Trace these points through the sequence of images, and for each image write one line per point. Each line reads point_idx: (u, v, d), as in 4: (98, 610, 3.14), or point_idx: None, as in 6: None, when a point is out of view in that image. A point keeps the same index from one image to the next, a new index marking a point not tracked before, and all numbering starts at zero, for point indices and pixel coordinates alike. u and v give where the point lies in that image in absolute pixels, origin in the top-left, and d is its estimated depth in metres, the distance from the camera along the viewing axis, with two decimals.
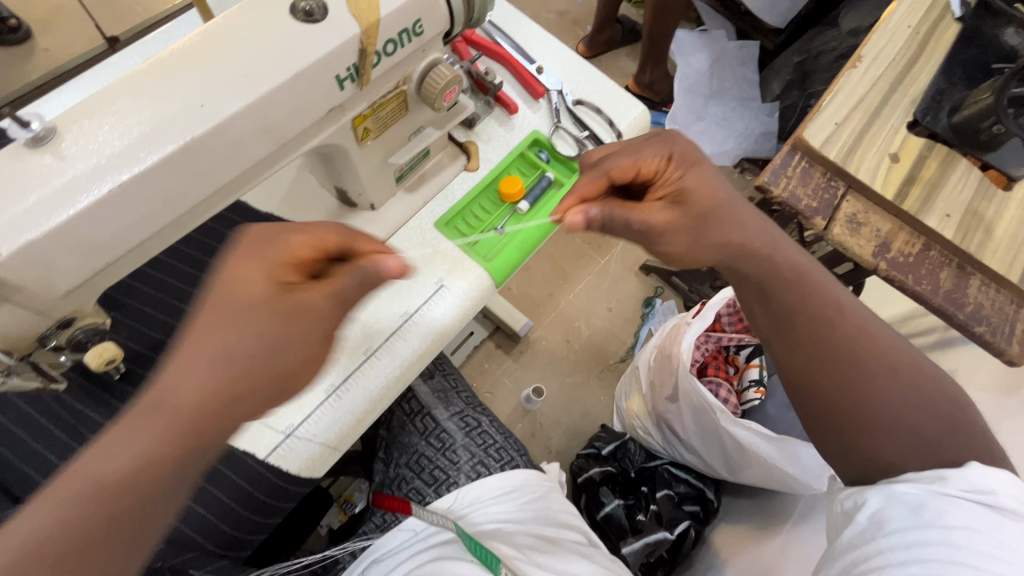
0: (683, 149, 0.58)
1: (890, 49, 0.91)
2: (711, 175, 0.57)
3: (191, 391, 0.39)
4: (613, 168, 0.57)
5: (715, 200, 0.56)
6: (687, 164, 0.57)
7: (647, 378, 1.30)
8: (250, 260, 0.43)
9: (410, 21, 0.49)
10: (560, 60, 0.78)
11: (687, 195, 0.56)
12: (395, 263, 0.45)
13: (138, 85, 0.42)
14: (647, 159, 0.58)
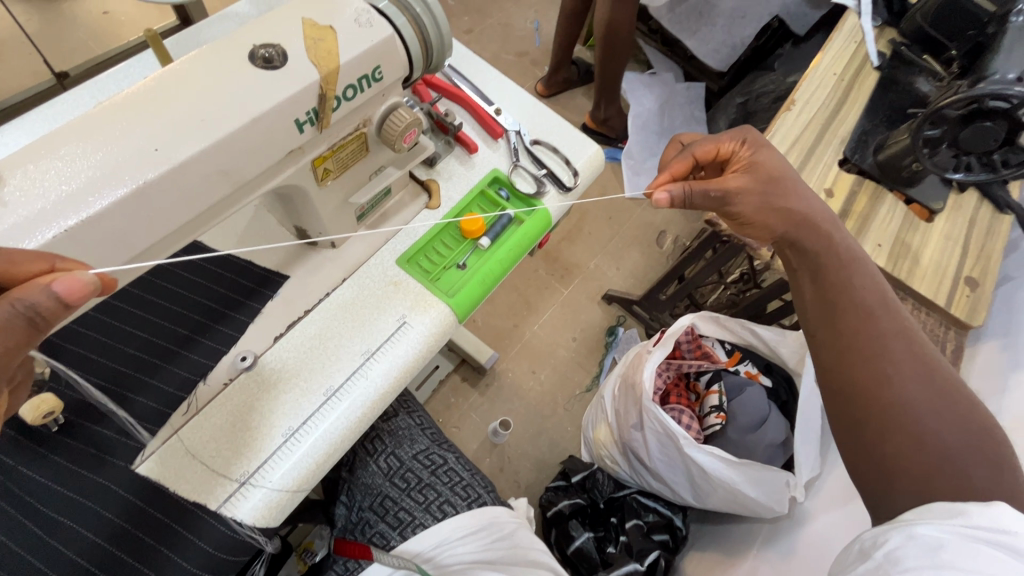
0: (757, 138, 0.68)
1: (819, 94, 1.00)
2: (777, 159, 0.66)
3: None
4: (698, 151, 0.67)
5: (780, 178, 0.63)
6: (757, 148, 0.66)
7: (612, 407, 1.31)
8: None
9: (370, 67, 0.50)
10: (518, 102, 0.82)
11: (758, 168, 0.64)
12: (64, 282, 0.35)
13: (89, 129, 0.41)
14: (724, 142, 0.67)
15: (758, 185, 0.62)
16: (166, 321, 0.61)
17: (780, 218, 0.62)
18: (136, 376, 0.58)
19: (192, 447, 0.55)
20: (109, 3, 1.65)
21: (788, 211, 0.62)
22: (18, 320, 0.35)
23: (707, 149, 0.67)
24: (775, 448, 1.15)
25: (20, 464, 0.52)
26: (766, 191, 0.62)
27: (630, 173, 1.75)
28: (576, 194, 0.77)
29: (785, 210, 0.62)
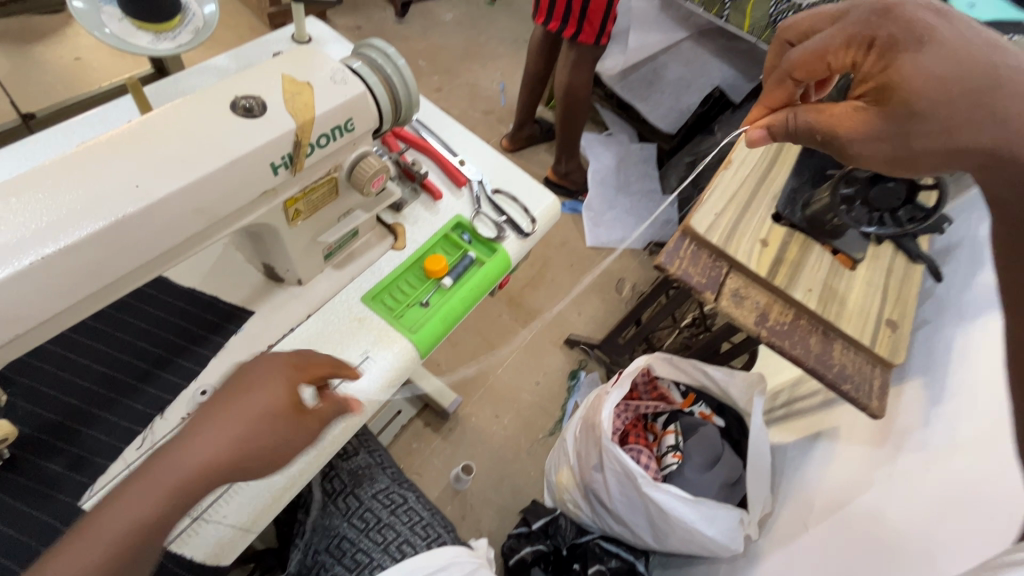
0: (904, 31, 0.56)
1: (752, 155, 1.11)
2: (937, 55, 0.54)
3: (211, 452, 0.44)
4: (802, 67, 0.62)
5: (925, 94, 0.54)
6: (903, 47, 0.56)
7: (574, 450, 1.33)
8: (278, 372, 0.49)
9: (342, 119, 0.55)
10: (481, 155, 0.88)
11: (892, 87, 0.56)
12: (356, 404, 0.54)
13: (74, 164, 0.43)
14: (849, 51, 0.59)
15: (883, 118, 0.57)
16: (126, 354, 0.61)
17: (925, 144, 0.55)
18: (90, 410, 0.57)
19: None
20: (82, 50, 1.70)
21: (941, 140, 0.54)
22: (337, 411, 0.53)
23: (817, 65, 0.61)
24: (729, 487, 1.20)
25: None
26: (888, 127, 0.57)
27: (591, 226, 1.92)
28: (534, 240, 0.83)
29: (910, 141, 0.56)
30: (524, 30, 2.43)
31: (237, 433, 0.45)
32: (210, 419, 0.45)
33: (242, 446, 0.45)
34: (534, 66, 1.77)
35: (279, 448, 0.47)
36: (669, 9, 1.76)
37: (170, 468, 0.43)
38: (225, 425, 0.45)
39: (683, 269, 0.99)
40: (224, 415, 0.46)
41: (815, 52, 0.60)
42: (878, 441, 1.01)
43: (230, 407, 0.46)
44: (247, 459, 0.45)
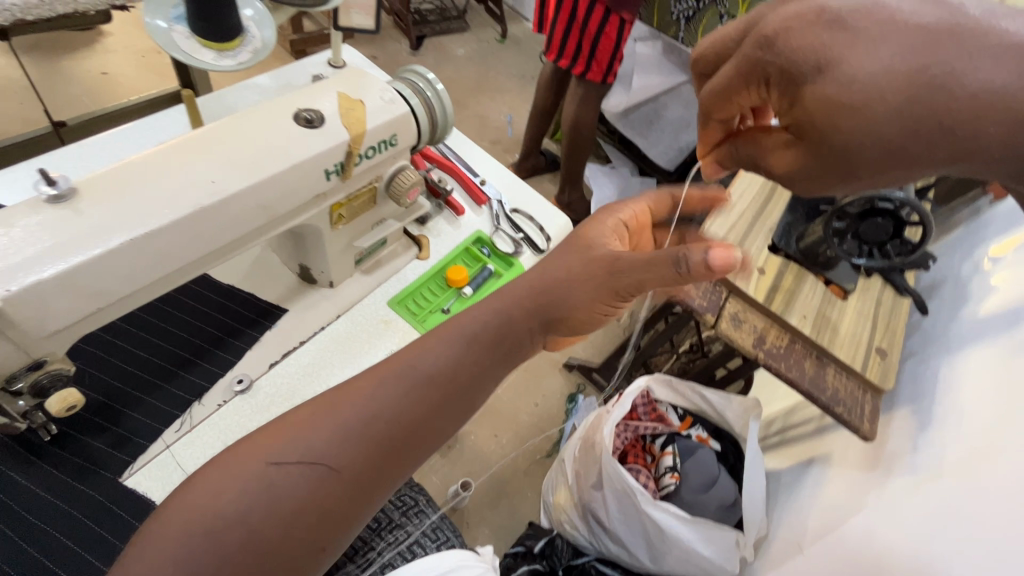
0: (798, 60, 0.46)
1: (749, 189, 1.18)
2: (843, 80, 0.44)
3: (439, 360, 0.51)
4: (713, 109, 0.56)
5: (839, 129, 0.45)
6: (803, 77, 0.46)
7: (573, 469, 1.35)
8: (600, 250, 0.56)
9: (388, 134, 0.61)
10: (501, 177, 0.94)
11: (803, 120, 0.48)
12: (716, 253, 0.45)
13: (160, 157, 0.48)
14: (750, 90, 0.52)
15: (810, 154, 0.49)
16: (164, 342, 0.65)
17: (878, 169, 0.47)
18: (133, 393, 0.61)
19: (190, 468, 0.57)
20: (108, 65, 1.77)
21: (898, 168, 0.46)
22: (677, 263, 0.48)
23: (727, 108, 0.55)
24: (726, 509, 1.22)
25: (9, 471, 0.54)
26: (820, 167, 0.49)
27: None
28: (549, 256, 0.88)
29: (853, 176, 0.48)
30: (532, 67, 2.55)
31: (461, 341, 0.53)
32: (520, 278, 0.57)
33: (551, 284, 0.55)
34: (542, 100, 1.87)
35: (583, 289, 0.54)
36: (671, 54, 1.91)
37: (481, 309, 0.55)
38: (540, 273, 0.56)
39: (686, 292, 1.04)
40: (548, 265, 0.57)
41: (719, 96, 0.54)
42: (869, 465, 1.05)
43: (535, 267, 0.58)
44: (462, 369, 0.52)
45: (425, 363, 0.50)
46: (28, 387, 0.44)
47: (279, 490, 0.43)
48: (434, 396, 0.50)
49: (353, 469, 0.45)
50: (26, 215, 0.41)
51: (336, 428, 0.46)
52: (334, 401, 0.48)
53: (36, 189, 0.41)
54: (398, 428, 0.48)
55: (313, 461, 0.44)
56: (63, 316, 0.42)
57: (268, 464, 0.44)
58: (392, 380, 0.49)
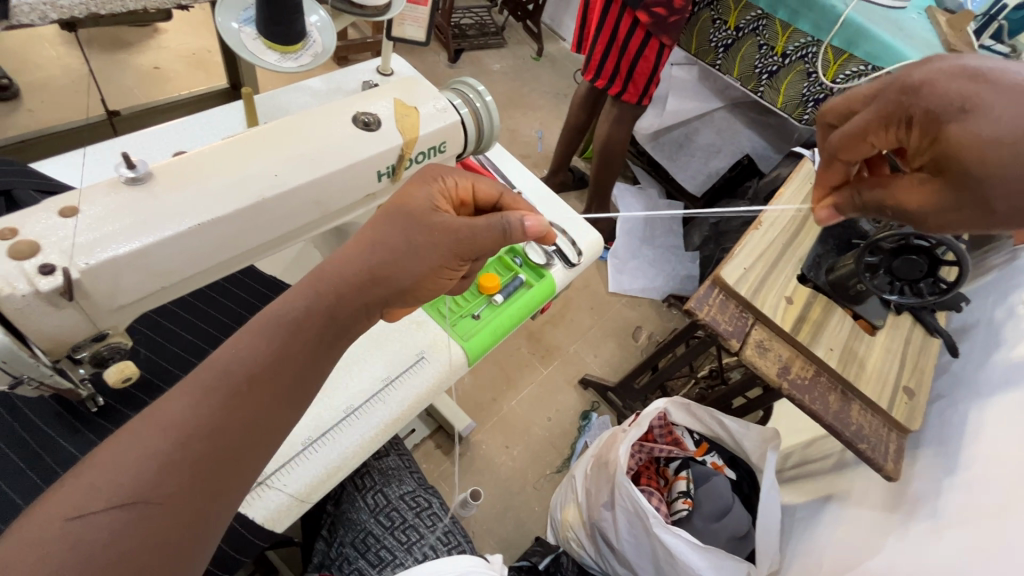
0: (940, 104, 0.56)
1: (782, 218, 1.17)
2: (986, 121, 0.53)
3: (247, 356, 0.44)
4: (842, 149, 0.68)
5: (980, 159, 0.53)
6: (945, 117, 0.56)
7: (583, 486, 1.34)
8: (416, 197, 0.54)
9: (437, 141, 0.64)
10: (536, 190, 0.96)
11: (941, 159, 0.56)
12: (534, 222, 0.54)
13: (228, 150, 0.50)
14: (888, 130, 0.63)
15: (942, 187, 0.58)
16: (207, 326, 0.66)
17: (1014, 203, 0.55)
18: (175, 372, 0.62)
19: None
20: (161, 60, 1.85)
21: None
22: (499, 227, 0.54)
23: (861, 145, 0.66)
24: (736, 540, 1.20)
25: (60, 437, 0.55)
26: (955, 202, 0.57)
27: (613, 272, 2.00)
28: (579, 270, 0.89)
29: (991, 210, 0.56)
30: (565, 86, 2.59)
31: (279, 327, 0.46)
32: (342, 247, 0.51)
33: (399, 249, 0.51)
34: (575, 118, 1.89)
35: (433, 254, 0.52)
36: (707, 80, 1.93)
37: (315, 279, 0.49)
38: (371, 238, 0.51)
39: (711, 315, 1.03)
40: (374, 233, 0.51)
41: (854, 136, 0.66)
42: (890, 507, 1.02)
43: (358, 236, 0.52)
44: (281, 360, 0.45)
45: (242, 354, 0.44)
46: (89, 357, 0.45)
47: (83, 551, 0.34)
48: (258, 391, 0.44)
49: (174, 501, 0.38)
50: (106, 194, 0.44)
51: (130, 461, 0.37)
52: (127, 429, 0.40)
53: (118, 170, 0.44)
54: (220, 440, 0.41)
55: (117, 506, 0.36)
56: (132, 293, 0.44)
57: (61, 523, 0.35)
58: (205, 385, 0.42)
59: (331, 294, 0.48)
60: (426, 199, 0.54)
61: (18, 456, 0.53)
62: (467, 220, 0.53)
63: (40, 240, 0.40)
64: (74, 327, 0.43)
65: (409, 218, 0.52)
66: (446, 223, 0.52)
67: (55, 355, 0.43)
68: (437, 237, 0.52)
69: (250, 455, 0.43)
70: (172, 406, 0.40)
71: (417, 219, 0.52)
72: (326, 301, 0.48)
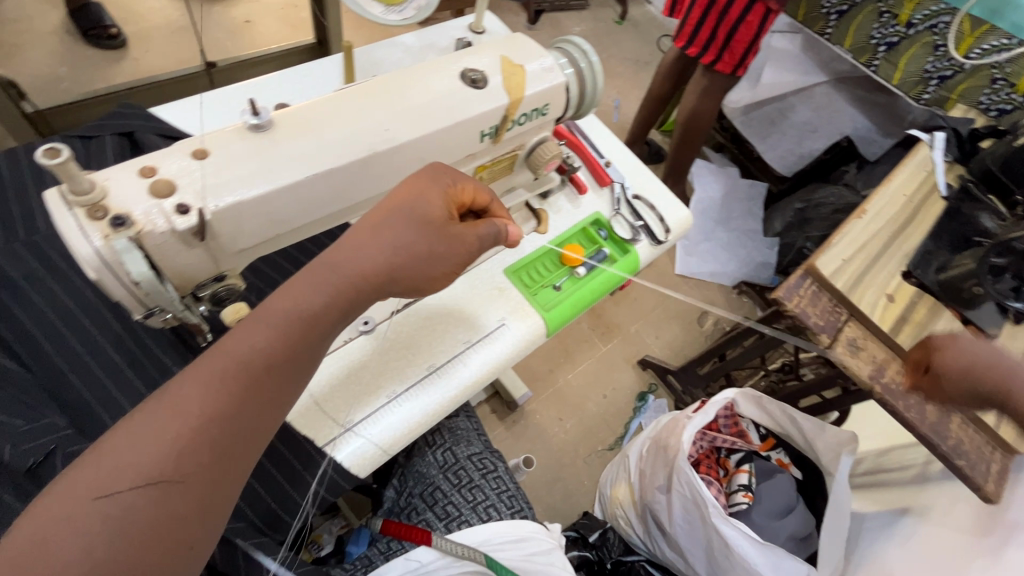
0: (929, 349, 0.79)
1: (889, 209, 1.06)
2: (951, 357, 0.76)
3: (257, 344, 0.44)
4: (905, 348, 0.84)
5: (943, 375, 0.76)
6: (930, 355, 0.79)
7: (637, 467, 1.33)
8: (431, 196, 0.51)
9: (542, 103, 0.61)
10: (626, 160, 0.92)
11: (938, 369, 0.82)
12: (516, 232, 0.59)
13: (340, 102, 0.50)
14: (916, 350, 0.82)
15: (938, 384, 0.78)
16: None
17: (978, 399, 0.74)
18: None
19: (316, 397, 0.62)
20: (252, 14, 1.89)
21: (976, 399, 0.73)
22: (492, 236, 0.58)
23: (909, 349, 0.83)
24: (797, 541, 1.16)
25: (176, 367, 0.59)
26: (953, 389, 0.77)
27: (682, 253, 1.91)
28: (665, 248, 0.85)
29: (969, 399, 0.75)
30: (647, 53, 2.45)
31: (280, 316, 0.45)
32: (351, 235, 0.49)
33: (413, 258, 0.50)
34: (660, 87, 1.79)
35: (443, 263, 0.53)
36: (811, 50, 1.78)
37: (329, 267, 0.47)
38: (393, 237, 0.49)
39: (801, 307, 0.96)
40: (390, 230, 0.49)
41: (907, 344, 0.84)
42: (980, 531, 0.94)
43: (366, 227, 0.49)
44: (292, 347, 0.46)
45: (258, 342, 0.44)
46: (210, 296, 0.48)
47: (109, 527, 0.37)
48: (272, 378, 0.45)
49: (194, 480, 0.41)
50: (233, 139, 0.45)
51: (148, 446, 0.39)
52: (147, 409, 0.42)
53: (246, 116, 0.45)
54: (235, 424, 0.43)
55: (140, 486, 0.38)
56: (251, 237, 0.46)
57: (89, 502, 0.37)
58: (219, 370, 0.43)
59: (346, 286, 0.47)
60: (438, 202, 0.51)
61: (140, 381, 0.58)
62: (475, 230, 0.55)
63: (176, 180, 0.42)
64: (201, 266, 0.45)
65: (415, 218, 0.49)
66: (462, 237, 0.53)
67: (183, 291, 0.46)
68: (455, 246, 0.53)
69: (256, 439, 0.45)
70: (187, 394, 0.41)
71: (436, 227, 0.50)
72: (341, 295, 0.47)
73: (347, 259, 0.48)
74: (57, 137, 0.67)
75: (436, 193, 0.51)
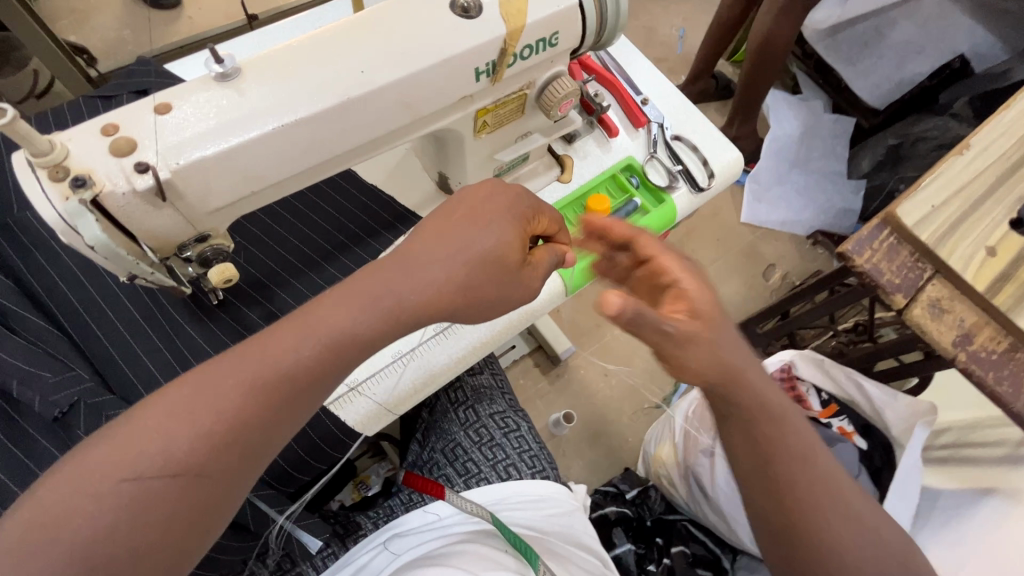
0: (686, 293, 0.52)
1: (1004, 141, 0.82)
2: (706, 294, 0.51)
3: (298, 361, 0.42)
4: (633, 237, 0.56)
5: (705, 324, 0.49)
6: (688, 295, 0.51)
7: (681, 428, 1.23)
8: (506, 232, 0.50)
9: (549, 32, 0.53)
10: (668, 96, 0.81)
11: (736, 377, 0.50)
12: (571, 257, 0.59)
13: (317, 44, 0.46)
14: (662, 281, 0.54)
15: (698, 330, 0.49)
16: (310, 230, 0.67)
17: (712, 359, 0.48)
18: (282, 274, 0.65)
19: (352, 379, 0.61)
20: None
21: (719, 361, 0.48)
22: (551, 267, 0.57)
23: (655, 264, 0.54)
24: None
25: (186, 323, 0.61)
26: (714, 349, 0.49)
27: (750, 200, 1.71)
28: (708, 196, 0.76)
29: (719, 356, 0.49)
30: None
31: (328, 333, 0.43)
32: (412, 259, 0.47)
33: (487, 298, 0.49)
34: (727, 11, 1.56)
35: (508, 304, 0.52)
36: None
37: (381, 282, 0.45)
38: (466, 276, 0.47)
39: (871, 263, 0.79)
40: (465, 271, 0.47)
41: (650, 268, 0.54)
42: None
43: (429, 250, 0.47)
44: (333, 357, 0.43)
45: (302, 354, 0.42)
46: (196, 257, 0.48)
47: (132, 510, 0.37)
48: (314, 389, 0.43)
49: (222, 477, 0.40)
50: (198, 91, 0.43)
51: (179, 442, 0.39)
52: (181, 394, 0.40)
53: (207, 66, 0.42)
54: (269, 428, 0.42)
55: (169, 476, 0.38)
56: (225, 196, 0.44)
57: (116, 483, 0.37)
58: (255, 372, 0.41)
59: (403, 318, 0.45)
60: (512, 242, 0.50)
61: (156, 336, 0.60)
62: (541, 267, 0.54)
63: (138, 138, 0.40)
64: (175, 226, 0.44)
65: (488, 254, 0.48)
66: (529, 283, 0.53)
67: (164, 252, 0.46)
68: (524, 287, 0.52)
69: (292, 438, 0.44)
70: (226, 393, 0.40)
71: (511, 270, 0.50)
72: (396, 321, 0.45)
73: (405, 282, 0.45)
74: (81, 100, 0.69)
75: (509, 231, 0.50)
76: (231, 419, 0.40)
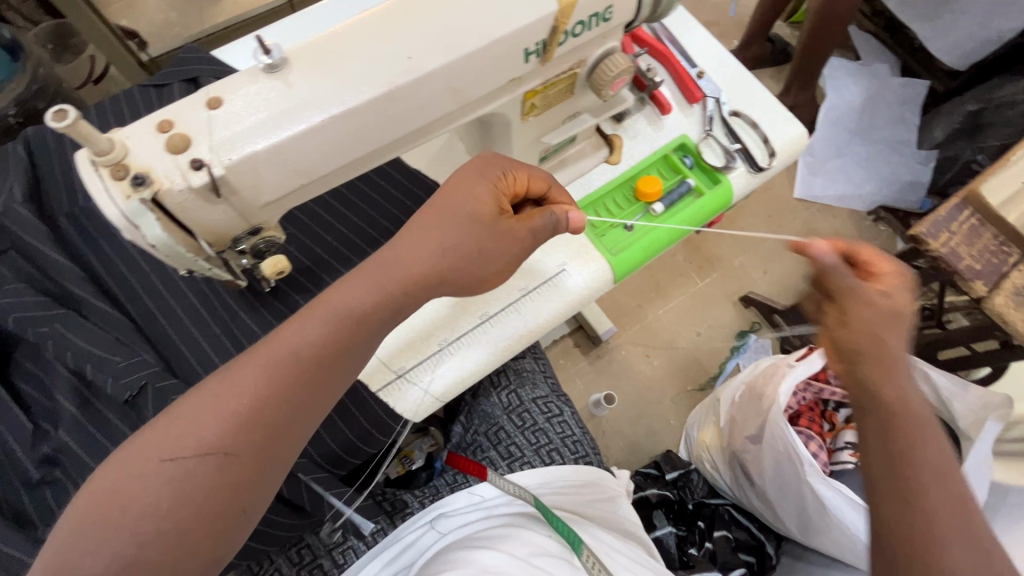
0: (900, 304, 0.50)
1: None
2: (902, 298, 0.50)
3: (310, 337, 0.44)
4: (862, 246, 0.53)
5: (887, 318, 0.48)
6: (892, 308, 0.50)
7: (728, 412, 1.21)
8: (479, 189, 0.49)
9: (604, 6, 0.49)
10: (725, 67, 0.76)
11: (884, 359, 0.48)
12: (576, 215, 0.53)
13: (362, 28, 0.44)
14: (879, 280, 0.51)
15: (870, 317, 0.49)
16: (358, 217, 0.68)
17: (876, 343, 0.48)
18: (330, 261, 0.65)
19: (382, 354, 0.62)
20: None
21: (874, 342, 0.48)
22: (550, 225, 0.52)
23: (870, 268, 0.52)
24: None
25: (240, 311, 0.62)
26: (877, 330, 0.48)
27: (806, 172, 1.59)
28: (768, 176, 0.71)
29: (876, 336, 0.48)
30: None
31: (330, 311, 0.45)
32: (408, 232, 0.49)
33: (459, 256, 0.48)
34: None
35: (488, 260, 0.49)
36: None
37: (380, 267, 0.47)
38: (443, 236, 0.48)
39: (949, 246, 0.71)
40: (438, 231, 0.48)
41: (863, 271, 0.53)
42: None
43: (422, 223, 0.49)
44: (344, 335, 0.45)
45: (310, 335, 0.44)
46: (250, 249, 0.48)
47: (174, 487, 0.39)
48: (326, 365, 0.45)
49: (250, 455, 0.42)
50: (246, 83, 0.42)
51: (208, 423, 0.41)
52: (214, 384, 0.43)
53: (255, 59, 0.41)
54: (295, 409, 0.44)
55: (203, 454, 0.40)
56: (275, 190, 0.44)
57: (158, 464, 0.40)
58: (277, 358, 0.43)
59: (393, 293, 0.46)
60: (485, 198, 0.49)
61: (209, 319, 0.62)
62: (529, 222, 0.51)
63: (191, 134, 0.40)
64: (230, 222, 0.44)
65: (459, 212, 0.48)
66: (511, 236, 0.50)
67: (220, 246, 0.46)
68: (507, 242, 0.50)
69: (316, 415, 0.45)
70: (247, 375, 0.42)
71: (482, 224, 0.48)
72: (388, 295, 0.46)
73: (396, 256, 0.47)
74: (134, 89, 0.70)
75: (480, 188, 0.49)
76: (252, 399, 0.42)
